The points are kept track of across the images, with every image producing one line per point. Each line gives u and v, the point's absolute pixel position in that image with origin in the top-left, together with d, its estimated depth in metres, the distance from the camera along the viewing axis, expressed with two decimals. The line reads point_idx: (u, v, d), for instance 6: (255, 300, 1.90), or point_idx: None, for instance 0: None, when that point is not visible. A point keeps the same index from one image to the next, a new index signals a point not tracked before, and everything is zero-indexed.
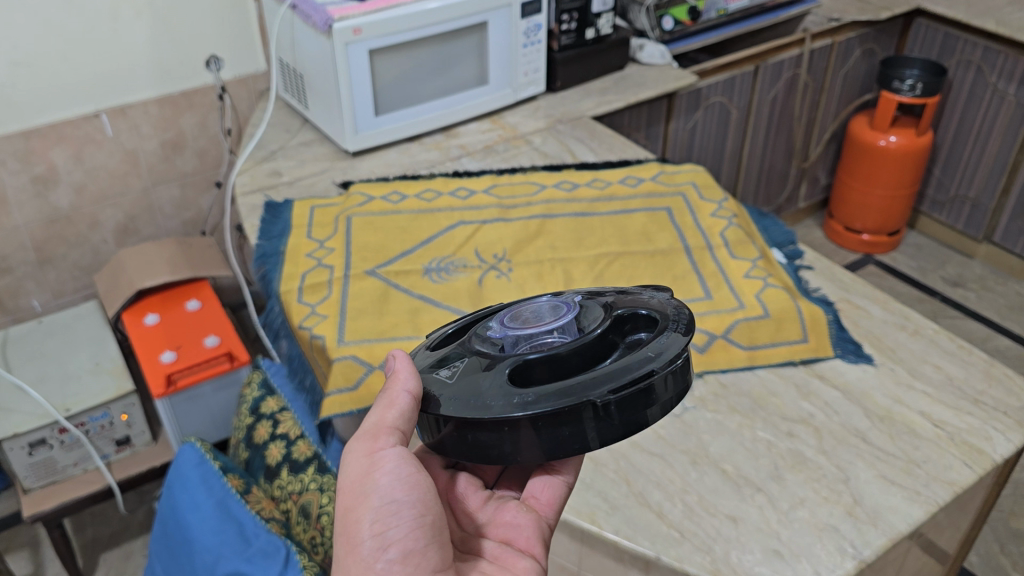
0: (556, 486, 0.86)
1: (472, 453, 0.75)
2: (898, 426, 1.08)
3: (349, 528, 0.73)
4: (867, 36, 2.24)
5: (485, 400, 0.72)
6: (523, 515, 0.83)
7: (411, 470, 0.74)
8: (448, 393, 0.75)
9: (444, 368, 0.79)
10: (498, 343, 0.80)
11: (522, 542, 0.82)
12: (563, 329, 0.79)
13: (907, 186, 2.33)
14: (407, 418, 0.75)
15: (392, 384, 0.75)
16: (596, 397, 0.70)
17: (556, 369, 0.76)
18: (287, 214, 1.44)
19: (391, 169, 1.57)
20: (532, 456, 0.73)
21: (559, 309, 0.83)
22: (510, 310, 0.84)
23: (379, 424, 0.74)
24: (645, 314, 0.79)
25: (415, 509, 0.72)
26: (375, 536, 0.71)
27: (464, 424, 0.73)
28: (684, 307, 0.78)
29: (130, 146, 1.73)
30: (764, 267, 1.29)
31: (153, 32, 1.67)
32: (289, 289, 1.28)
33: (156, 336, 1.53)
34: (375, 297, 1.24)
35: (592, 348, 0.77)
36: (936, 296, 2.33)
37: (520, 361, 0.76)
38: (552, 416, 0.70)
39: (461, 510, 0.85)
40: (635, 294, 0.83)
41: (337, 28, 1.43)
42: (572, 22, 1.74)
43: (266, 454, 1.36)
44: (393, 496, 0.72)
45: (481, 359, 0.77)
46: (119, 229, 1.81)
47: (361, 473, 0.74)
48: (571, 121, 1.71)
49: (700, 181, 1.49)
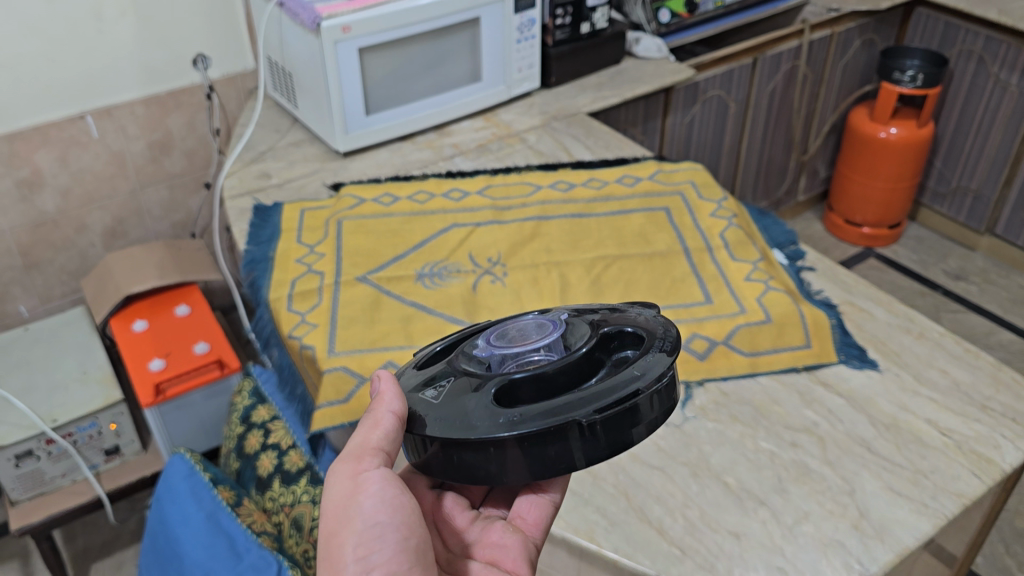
0: (544, 506, 0.83)
1: (458, 473, 0.72)
2: (904, 435, 1.05)
3: (333, 552, 0.70)
4: (867, 26, 2.21)
5: (470, 420, 0.70)
6: (510, 535, 0.81)
7: (395, 492, 0.71)
8: (434, 413, 0.73)
9: (431, 387, 0.76)
10: (485, 362, 0.77)
11: (508, 563, 0.79)
12: (549, 347, 0.77)
13: (908, 179, 2.30)
14: (392, 439, 0.72)
15: (377, 405, 0.73)
16: (582, 416, 0.67)
17: (542, 389, 0.73)
18: (276, 217, 1.40)
19: (383, 169, 1.53)
20: (518, 478, 0.71)
21: (546, 327, 0.80)
22: (495, 329, 0.82)
23: (363, 445, 0.72)
24: (632, 331, 0.76)
25: (399, 532, 0.69)
26: (358, 561, 0.68)
27: (448, 443, 0.70)
28: (672, 324, 0.75)
29: (116, 148, 1.70)
30: (766, 270, 1.25)
31: (139, 31, 1.63)
32: (278, 296, 1.25)
33: (144, 343, 1.50)
34: (367, 305, 1.21)
35: (579, 367, 0.73)
36: (937, 289, 2.30)
37: (507, 381, 0.73)
38: (539, 436, 0.68)
39: (448, 531, 0.82)
40: (622, 312, 0.80)
41: (325, 27, 1.40)
42: (566, 16, 1.71)
43: (256, 465, 1.33)
44: (375, 519, 0.69)
45: (468, 378, 0.75)
46: (106, 232, 1.78)
47: (344, 495, 0.71)
48: (566, 118, 1.68)
49: (699, 179, 1.45)
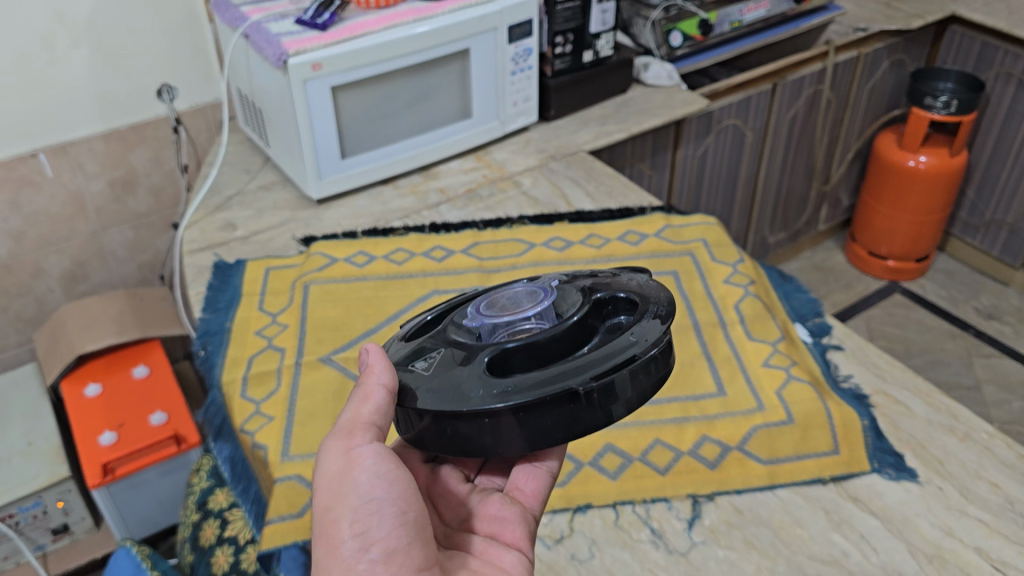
0: (541, 476, 0.79)
1: (450, 447, 0.69)
2: (950, 570, 0.88)
3: (328, 530, 0.63)
4: (896, 46, 2.03)
5: (464, 391, 0.67)
6: (509, 506, 0.75)
7: (390, 466, 0.64)
8: (425, 386, 0.69)
9: (421, 358, 0.72)
10: (474, 331, 0.75)
11: (508, 536, 0.73)
12: (540, 316, 0.74)
13: (937, 211, 2.14)
14: (385, 414, 0.67)
15: (365, 378, 0.67)
16: (578, 384, 0.65)
17: (535, 357, 0.71)
18: (237, 278, 1.26)
19: (360, 219, 1.38)
20: (514, 449, 0.68)
21: (537, 295, 0.77)
22: (485, 298, 0.79)
23: (354, 420, 0.66)
24: (625, 296, 0.74)
25: (397, 506, 0.63)
26: (356, 537, 0.62)
27: (441, 415, 0.67)
28: (664, 288, 0.73)
29: (74, 187, 1.55)
30: (786, 353, 1.09)
31: (95, 60, 1.48)
32: (232, 379, 1.10)
33: (96, 411, 1.37)
34: (330, 394, 1.06)
35: (573, 335, 0.71)
36: (969, 331, 2.13)
37: (500, 350, 0.70)
38: (536, 405, 0.65)
39: (445, 506, 0.78)
40: (616, 277, 0.78)
41: (293, 64, 1.24)
42: (567, 44, 1.55)
43: (210, 562, 1.15)
44: (372, 495, 0.63)
45: (458, 348, 0.72)
46: (65, 276, 1.63)
47: (337, 473, 0.64)
48: (566, 157, 1.52)
49: (712, 237, 1.30)
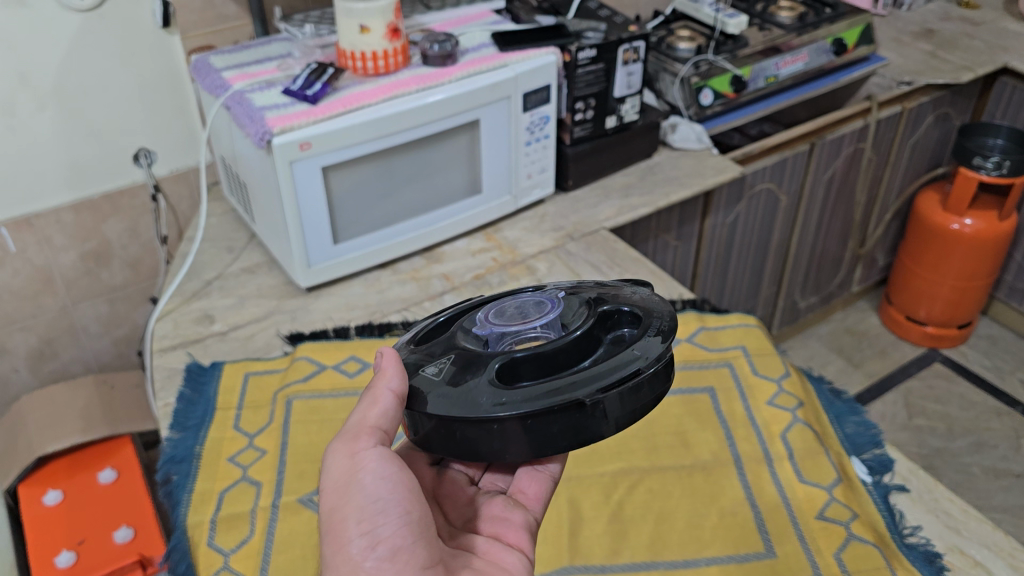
0: (544, 480, 0.76)
1: (458, 450, 0.66)
2: None
3: (335, 529, 0.61)
4: (942, 100, 1.87)
5: (472, 397, 0.64)
6: (512, 509, 0.73)
7: (395, 468, 0.63)
8: (436, 390, 0.66)
9: (430, 364, 0.69)
10: (482, 338, 0.71)
11: (510, 537, 0.71)
12: (546, 325, 0.71)
13: (983, 276, 1.98)
14: (392, 418, 0.64)
15: (376, 381, 0.65)
16: (585, 395, 0.63)
17: (543, 367, 0.67)
18: (212, 387, 1.10)
19: (353, 311, 1.23)
20: (519, 453, 0.66)
21: (544, 305, 0.73)
22: (494, 305, 0.75)
23: (361, 423, 0.64)
24: (629, 310, 0.70)
25: (402, 506, 0.61)
26: (364, 536, 0.60)
27: (449, 420, 0.64)
28: (669, 304, 0.70)
29: (41, 261, 1.41)
30: (845, 503, 0.94)
31: (62, 126, 1.33)
32: (198, 521, 0.94)
33: (55, 525, 1.25)
34: (310, 548, 0.91)
35: (579, 346, 0.67)
36: (1016, 407, 1.97)
37: (509, 358, 0.67)
38: (543, 414, 0.63)
39: (451, 505, 0.74)
40: (615, 290, 0.74)
41: (277, 144, 1.08)
42: (587, 110, 1.39)
43: None
44: (378, 495, 0.61)
45: (464, 354, 0.68)
46: (32, 355, 1.47)
47: (343, 475, 0.62)
48: (585, 237, 1.36)
49: (752, 344, 1.14)
